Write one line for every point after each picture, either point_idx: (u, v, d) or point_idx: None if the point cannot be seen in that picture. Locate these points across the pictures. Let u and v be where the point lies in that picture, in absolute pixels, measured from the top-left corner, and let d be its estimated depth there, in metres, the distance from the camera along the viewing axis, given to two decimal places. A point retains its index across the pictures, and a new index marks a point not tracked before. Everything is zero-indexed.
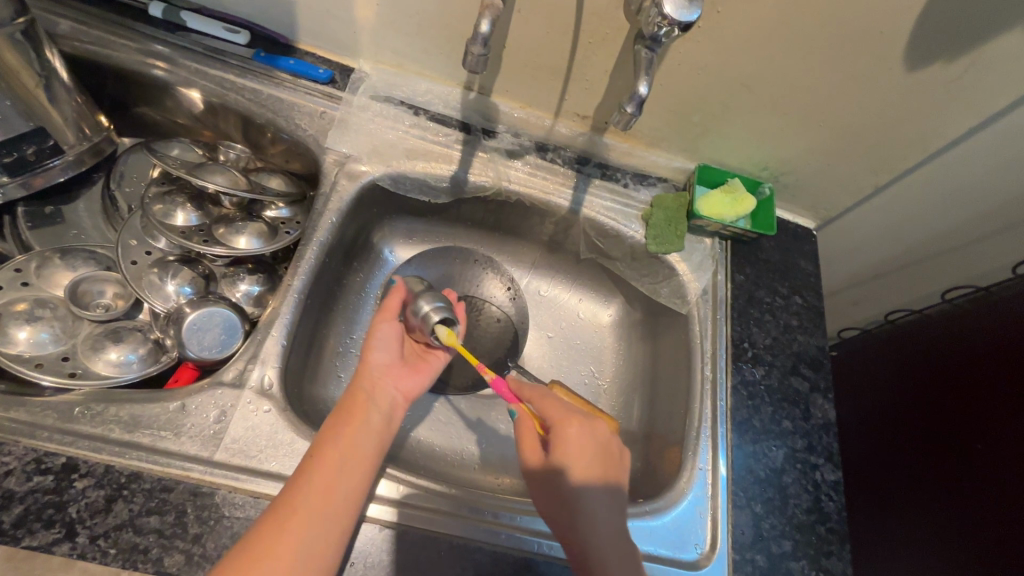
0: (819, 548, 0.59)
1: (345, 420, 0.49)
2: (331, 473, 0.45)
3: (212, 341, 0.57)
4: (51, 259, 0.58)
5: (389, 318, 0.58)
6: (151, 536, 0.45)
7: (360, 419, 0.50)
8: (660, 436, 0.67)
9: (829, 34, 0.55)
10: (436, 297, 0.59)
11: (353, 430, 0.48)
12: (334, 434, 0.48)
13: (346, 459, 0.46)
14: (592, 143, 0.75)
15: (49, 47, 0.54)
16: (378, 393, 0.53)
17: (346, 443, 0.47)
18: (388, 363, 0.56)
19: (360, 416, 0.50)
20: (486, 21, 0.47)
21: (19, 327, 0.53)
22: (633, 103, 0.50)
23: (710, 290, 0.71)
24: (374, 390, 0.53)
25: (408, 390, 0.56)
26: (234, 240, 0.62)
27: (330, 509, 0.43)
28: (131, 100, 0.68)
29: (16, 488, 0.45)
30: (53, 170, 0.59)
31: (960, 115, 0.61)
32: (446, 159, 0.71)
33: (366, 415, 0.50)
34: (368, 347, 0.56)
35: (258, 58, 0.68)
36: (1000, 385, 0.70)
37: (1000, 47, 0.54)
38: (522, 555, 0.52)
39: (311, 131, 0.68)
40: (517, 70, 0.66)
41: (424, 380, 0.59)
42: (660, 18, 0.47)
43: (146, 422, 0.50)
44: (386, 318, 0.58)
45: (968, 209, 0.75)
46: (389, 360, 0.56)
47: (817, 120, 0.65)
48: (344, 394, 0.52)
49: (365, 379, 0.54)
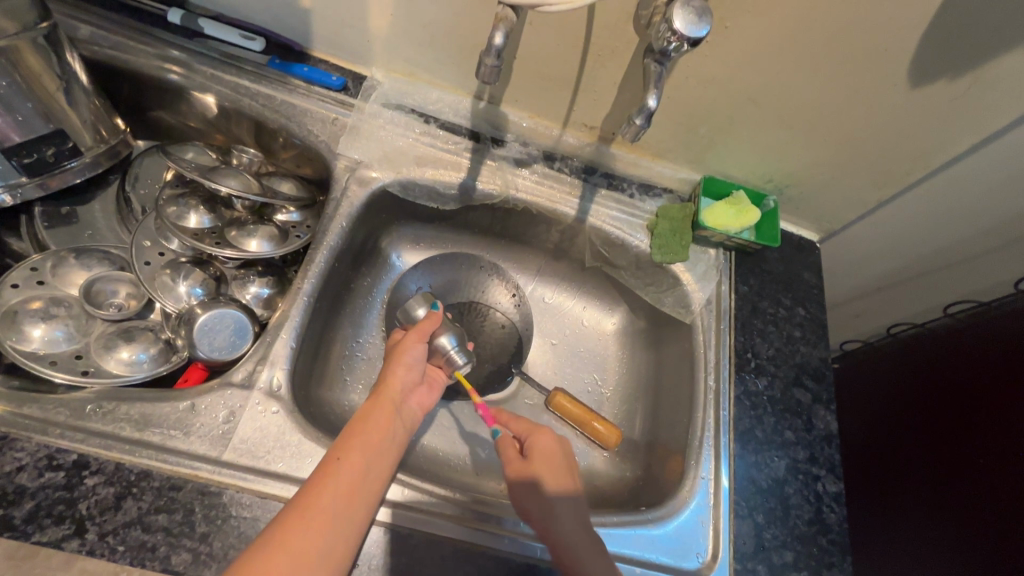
0: (820, 560, 0.59)
1: (370, 427, 0.50)
2: (357, 479, 0.45)
3: (222, 342, 0.58)
4: (65, 259, 0.59)
5: (421, 340, 0.60)
6: (159, 534, 0.46)
7: (384, 428, 0.50)
8: (663, 445, 0.68)
9: (834, 52, 0.57)
10: (453, 333, 0.64)
11: (378, 438, 0.49)
12: (360, 439, 0.48)
13: (371, 466, 0.47)
14: (599, 153, 0.76)
15: (70, 51, 0.55)
16: (401, 406, 0.54)
17: (371, 451, 0.48)
18: (411, 380, 0.57)
19: (384, 426, 0.51)
20: (500, 34, 0.48)
21: (34, 325, 0.54)
22: (641, 115, 0.51)
23: (715, 300, 0.72)
24: (398, 402, 0.54)
25: (424, 406, 0.57)
26: (245, 242, 0.63)
27: (353, 512, 0.44)
28: (147, 104, 0.70)
29: (27, 483, 0.46)
30: (69, 172, 0.60)
31: (963, 132, 0.62)
32: (456, 166, 0.72)
33: (389, 425, 0.51)
34: (397, 363, 0.57)
35: (273, 65, 0.69)
36: (1002, 399, 0.70)
37: (1001, 67, 0.55)
38: (525, 560, 0.53)
39: (323, 137, 0.69)
40: (526, 80, 0.67)
41: (435, 397, 0.60)
42: (669, 33, 0.48)
43: (156, 421, 0.50)
44: (419, 340, 0.59)
45: (972, 225, 0.75)
46: (414, 377, 0.58)
47: (823, 135, 0.66)
48: (369, 401, 0.53)
49: (392, 392, 0.54)
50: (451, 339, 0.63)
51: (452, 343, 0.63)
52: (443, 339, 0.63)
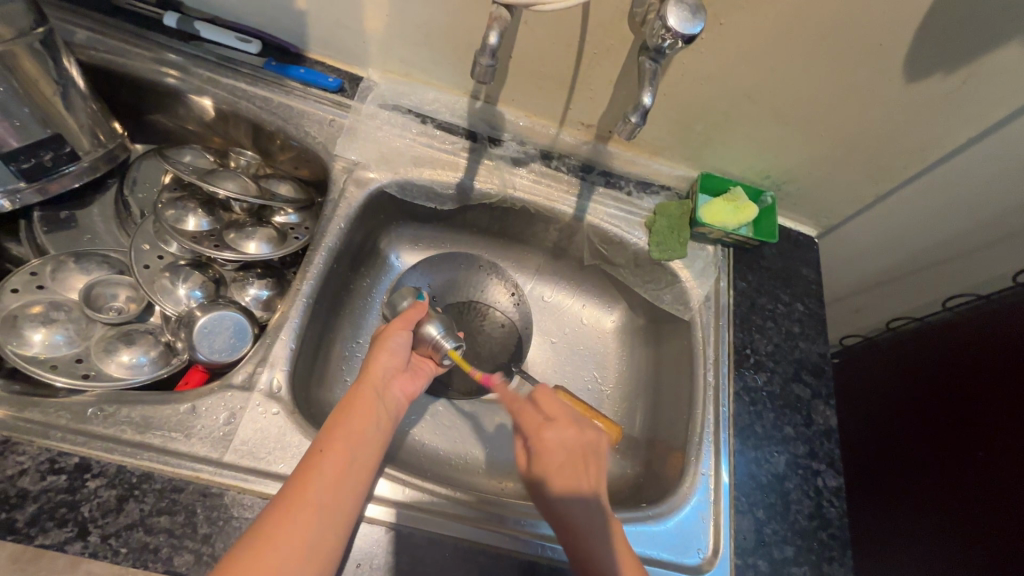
0: (821, 554, 0.59)
1: (353, 416, 0.50)
2: (341, 469, 0.45)
3: (222, 344, 0.58)
4: (65, 263, 0.60)
5: (405, 328, 0.60)
6: (162, 535, 0.46)
7: (367, 415, 0.51)
8: (664, 442, 0.68)
9: (828, 47, 0.57)
10: (440, 322, 0.63)
11: (361, 427, 0.49)
12: (343, 429, 0.48)
13: (355, 455, 0.47)
14: (596, 152, 0.76)
15: (66, 56, 0.55)
16: (384, 394, 0.54)
17: (355, 440, 0.48)
18: (393, 368, 0.57)
19: (368, 414, 0.51)
20: (495, 33, 0.48)
21: (34, 330, 0.54)
22: (636, 113, 0.51)
23: (713, 296, 0.72)
24: (381, 391, 0.54)
25: (408, 393, 0.58)
26: (244, 245, 0.63)
27: (341, 502, 0.44)
28: (144, 108, 0.70)
29: (29, 487, 0.46)
30: (67, 176, 0.61)
31: (959, 125, 0.62)
32: (452, 166, 0.72)
33: (372, 413, 0.51)
34: (380, 349, 0.57)
35: (269, 67, 0.69)
36: (1001, 392, 0.71)
37: (997, 59, 0.55)
38: (527, 558, 0.53)
39: (321, 138, 0.69)
40: (522, 80, 0.67)
41: (421, 384, 0.60)
42: (663, 30, 0.48)
43: (157, 424, 0.51)
44: (404, 327, 0.60)
45: (970, 219, 0.75)
46: (398, 364, 0.57)
47: (819, 130, 0.66)
48: (352, 391, 0.53)
49: (373, 379, 0.54)
50: (439, 328, 0.62)
51: (439, 330, 0.62)
52: (429, 328, 0.62)
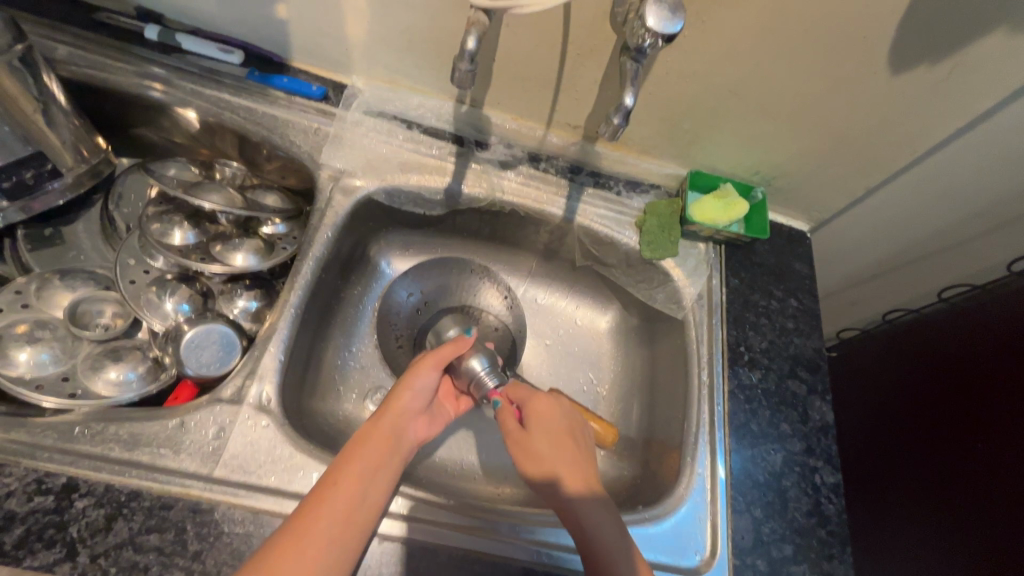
0: (820, 552, 0.59)
1: (365, 453, 0.49)
2: (348, 508, 0.45)
3: (210, 358, 0.58)
4: (50, 281, 0.59)
5: (436, 368, 0.58)
6: (151, 554, 0.46)
7: (378, 453, 0.50)
8: (660, 442, 0.68)
9: (813, 40, 0.56)
10: (485, 354, 0.62)
11: (372, 464, 0.49)
12: (355, 466, 0.48)
13: (364, 492, 0.47)
14: (584, 152, 0.75)
15: (46, 72, 0.55)
16: (400, 432, 0.53)
17: (366, 478, 0.48)
18: (414, 407, 0.56)
19: (381, 449, 0.50)
20: (473, 38, 0.47)
21: (19, 349, 0.54)
22: (619, 114, 0.50)
23: (706, 294, 0.72)
24: (397, 428, 0.53)
25: (422, 436, 0.57)
26: (230, 257, 0.63)
27: (344, 541, 0.44)
28: (128, 122, 0.69)
29: (17, 508, 0.45)
30: (52, 194, 0.60)
31: (946, 116, 0.62)
32: (440, 171, 0.71)
33: (384, 452, 0.50)
34: (406, 385, 0.56)
35: (253, 77, 0.69)
36: (998, 381, 0.70)
37: (982, 49, 0.55)
38: (523, 564, 0.52)
39: (306, 147, 0.69)
40: (506, 82, 0.67)
41: (434, 430, 0.59)
42: (643, 30, 0.48)
43: (146, 440, 0.50)
44: (434, 366, 0.58)
45: (962, 209, 0.75)
46: (418, 405, 0.57)
47: (806, 125, 0.66)
48: (367, 423, 0.52)
49: (392, 415, 0.54)
50: (483, 363, 0.61)
51: (483, 365, 0.61)
52: (474, 362, 0.61)
